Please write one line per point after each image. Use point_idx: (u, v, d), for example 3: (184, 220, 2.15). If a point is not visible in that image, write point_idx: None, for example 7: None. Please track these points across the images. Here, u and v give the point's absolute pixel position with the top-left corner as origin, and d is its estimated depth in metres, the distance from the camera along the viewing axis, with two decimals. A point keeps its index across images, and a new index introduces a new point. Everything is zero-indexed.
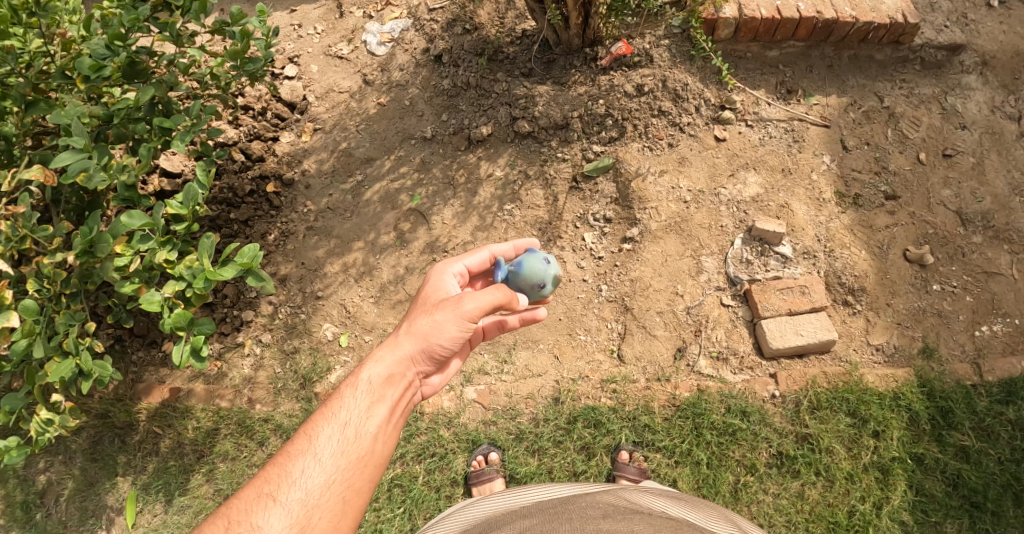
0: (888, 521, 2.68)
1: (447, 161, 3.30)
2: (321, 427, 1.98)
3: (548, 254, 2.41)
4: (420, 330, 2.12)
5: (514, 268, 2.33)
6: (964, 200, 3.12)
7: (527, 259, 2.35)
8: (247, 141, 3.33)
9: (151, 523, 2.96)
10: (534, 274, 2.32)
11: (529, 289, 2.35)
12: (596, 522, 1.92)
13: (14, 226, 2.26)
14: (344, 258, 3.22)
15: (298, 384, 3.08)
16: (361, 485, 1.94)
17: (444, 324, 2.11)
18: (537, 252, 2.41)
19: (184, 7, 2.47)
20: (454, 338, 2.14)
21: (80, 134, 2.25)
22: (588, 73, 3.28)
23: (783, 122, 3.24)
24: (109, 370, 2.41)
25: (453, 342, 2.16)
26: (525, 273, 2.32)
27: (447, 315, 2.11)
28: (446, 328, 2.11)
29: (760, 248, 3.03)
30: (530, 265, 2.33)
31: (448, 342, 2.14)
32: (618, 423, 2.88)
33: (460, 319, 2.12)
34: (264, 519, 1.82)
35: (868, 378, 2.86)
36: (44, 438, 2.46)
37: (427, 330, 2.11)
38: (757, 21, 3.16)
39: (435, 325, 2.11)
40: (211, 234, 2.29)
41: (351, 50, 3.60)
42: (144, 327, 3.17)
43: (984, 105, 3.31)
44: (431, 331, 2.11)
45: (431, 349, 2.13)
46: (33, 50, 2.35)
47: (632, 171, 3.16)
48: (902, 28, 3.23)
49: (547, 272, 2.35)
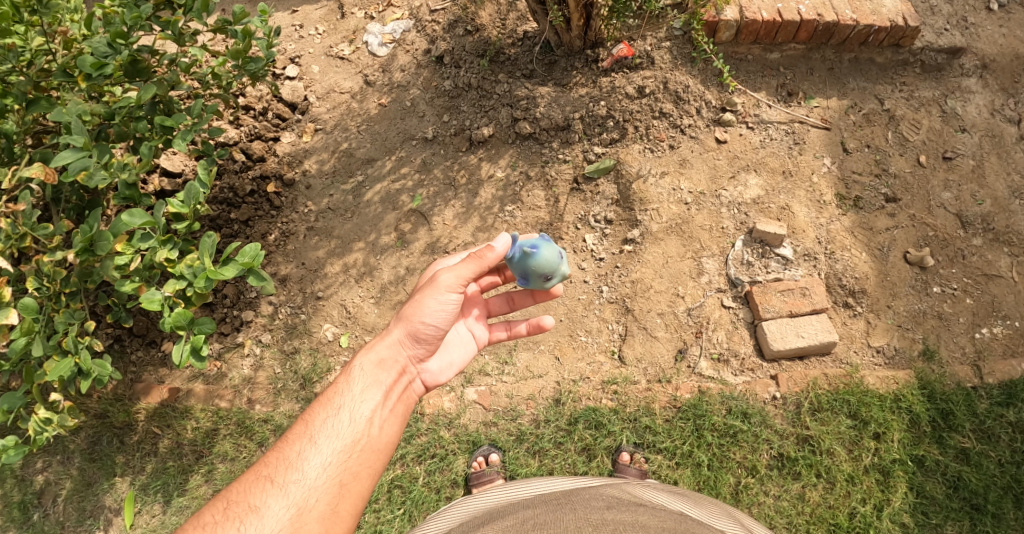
0: (888, 523, 2.67)
1: (448, 162, 3.30)
2: (318, 412, 2.00)
3: (562, 250, 2.26)
4: (406, 314, 2.13)
5: (531, 251, 2.12)
6: (964, 203, 3.13)
7: (545, 248, 2.16)
8: (247, 141, 3.32)
9: (150, 524, 2.94)
10: (546, 266, 2.15)
11: (534, 275, 2.18)
12: (600, 513, 1.92)
13: (14, 224, 2.25)
14: (344, 258, 3.21)
15: (298, 384, 3.07)
16: (359, 469, 1.94)
17: (427, 305, 2.09)
18: (552, 243, 2.24)
19: (186, 6, 2.46)
20: (439, 319, 2.12)
21: (80, 132, 2.23)
22: (589, 75, 3.29)
23: (784, 124, 3.25)
24: (109, 369, 2.39)
25: (441, 324, 2.13)
26: (539, 260, 2.13)
27: (426, 295, 2.09)
28: (428, 309, 2.09)
29: (761, 249, 3.02)
30: (547, 254, 2.15)
31: (435, 324, 2.12)
32: (619, 425, 2.88)
33: (441, 300, 2.09)
34: (263, 500, 1.84)
35: (868, 380, 2.86)
36: (43, 437, 2.44)
37: (412, 312, 2.11)
38: (758, 24, 3.17)
39: (416, 306, 2.10)
40: (211, 233, 2.25)
41: (353, 51, 3.60)
42: (143, 327, 3.16)
43: (984, 108, 3.32)
44: (415, 312, 2.11)
45: (418, 332, 2.12)
46: (34, 48, 2.33)
47: (632, 173, 3.16)
48: (901, 32, 3.24)
49: (558, 268, 2.20)
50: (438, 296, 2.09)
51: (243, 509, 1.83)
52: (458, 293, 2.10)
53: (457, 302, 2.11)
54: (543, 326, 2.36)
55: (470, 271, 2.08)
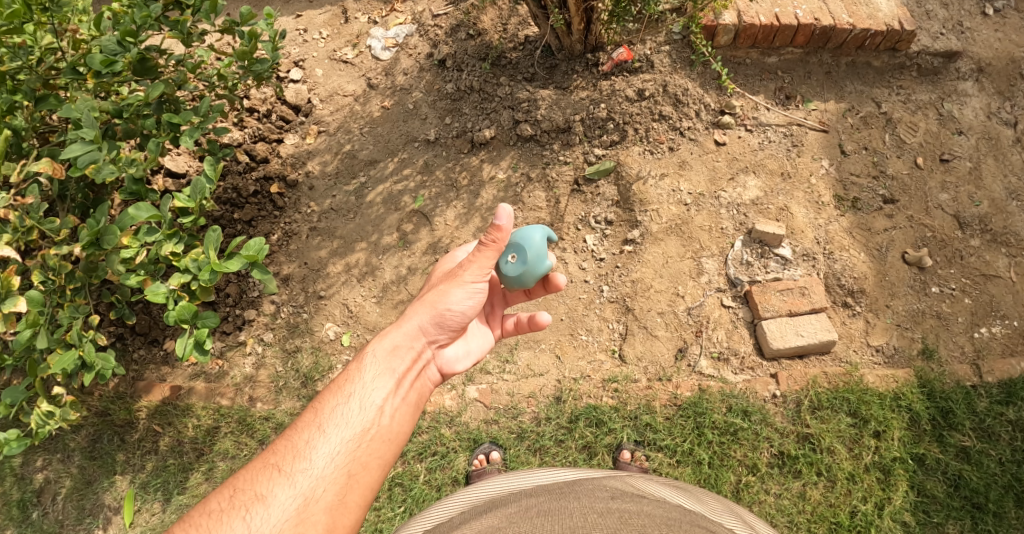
0: (889, 521, 2.67)
1: (450, 163, 3.34)
2: (329, 400, 2.02)
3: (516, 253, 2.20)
4: (427, 301, 2.19)
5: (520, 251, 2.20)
6: (962, 204, 3.16)
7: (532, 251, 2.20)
8: (251, 142, 3.37)
9: (149, 522, 2.94)
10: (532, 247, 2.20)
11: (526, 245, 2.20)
12: (605, 502, 1.93)
13: (23, 218, 2.28)
14: (346, 258, 3.23)
15: (299, 382, 3.08)
16: (368, 459, 1.95)
17: (451, 292, 2.16)
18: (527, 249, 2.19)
19: (195, 6, 2.49)
20: (463, 307, 2.19)
21: (91, 126, 2.26)
22: (589, 79, 3.33)
23: (783, 128, 3.28)
24: (112, 362, 2.40)
25: (464, 311, 2.21)
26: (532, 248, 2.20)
27: (451, 282, 2.16)
28: (452, 296, 2.16)
29: (760, 250, 3.05)
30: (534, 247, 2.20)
31: (458, 311, 2.19)
32: (619, 423, 2.88)
33: (468, 289, 2.17)
34: (270, 489, 1.84)
35: (868, 378, 2.87)
36: (44, 430, 2.44)
37: (436, 298, 2.18)
38: (757, 28, 3.21)
39: (441, 293, 2.17)
40: (216, 226, 2.27)
41: (356, 54, 3.64)
42: (146, 325, 3.18)
43: (980, 111, 3.36)
44: (436, 299, 2.17)
45: (443, 318, 2.18)
46: (44, 46, 2.37)
47: (632, 175, 3.19)
48: (898, 36, 3.29)
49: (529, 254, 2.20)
50: (462, 284, 2.16)
51: (250, 497, 1.83)
52: (483, 281, 2.17)
53: (482, 290, 2.19)
54: (540, 324, 2.42)
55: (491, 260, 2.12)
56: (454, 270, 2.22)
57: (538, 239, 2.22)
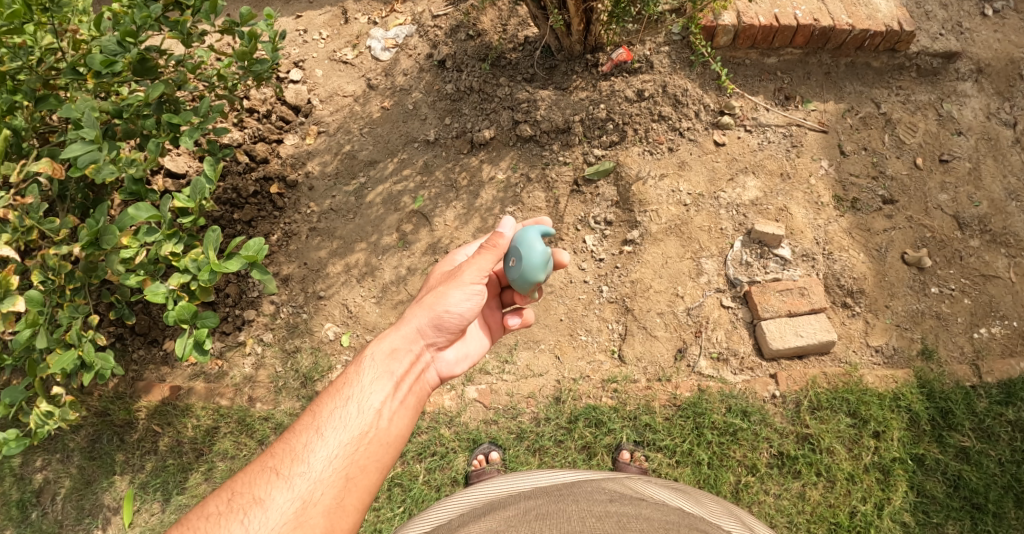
0: (889, 522, 2.67)
1: (449, 164, 3.34)
2: (327, 403, 2.01)
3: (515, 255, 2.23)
4: (426, 303, 2.19)
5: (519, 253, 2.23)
6: (961, 204, 3.16)
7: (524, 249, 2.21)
8: (251, 143, 3.37)
9: (149, 523, 2.94)
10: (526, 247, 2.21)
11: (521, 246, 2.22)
12: (603, 505, 1.93)
13: (22, 217, 2.28)
14: (346, 258, 3.23)
15: (298, 383, 3.08)
16: (366, 462, 1.95)
17: (450, 294, 2.17)
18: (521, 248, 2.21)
19: (195, 6, 2.49)
20: (461, 310, 2.20)
21: (91, 126, 2.27)
22: (589, 79, 3.34)
23: (782, 128, 3.28)
24: (111, 362, 2.41)
25: (463, 314, 2.21)
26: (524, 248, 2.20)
27: (450, 285, 2.17)
28: (450, 298, 2.17)
29: (760, 250, 3.05)
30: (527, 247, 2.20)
31: (457, 314, 2.19)
32: (619, 423, 2.88)
33: (466, 290, 2.18)
34: (268, 492, 1.84)
35: (867, 379, 2.87)
36: (43, 430, 2.44)
37: (435, 301, 2.18)
38: (756, 28, 3.22)
39: (440, 295, 2.17)
40: (216, 226, 2.28)
41: (356, 55, 3.65)
42: (145, 325, 3.18)
43: (979, 112, 3.36)
44: (435, 302, 2.18)
45: (441, 320, 2.18)
46: (44, 47, 2.38)
47: (632, 175, 3.19)
48: (897, 36, 3.30)
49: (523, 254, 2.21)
50: (461, 286, 2.17)
51: (248, 500, 1.83)
52: (481, 283, 2.19)
53: (480, 292, 2.20)
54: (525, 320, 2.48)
55: (489, 261, 2.20)
56: (453, 272, 2.23)
57: (532, 239, 2.22)
